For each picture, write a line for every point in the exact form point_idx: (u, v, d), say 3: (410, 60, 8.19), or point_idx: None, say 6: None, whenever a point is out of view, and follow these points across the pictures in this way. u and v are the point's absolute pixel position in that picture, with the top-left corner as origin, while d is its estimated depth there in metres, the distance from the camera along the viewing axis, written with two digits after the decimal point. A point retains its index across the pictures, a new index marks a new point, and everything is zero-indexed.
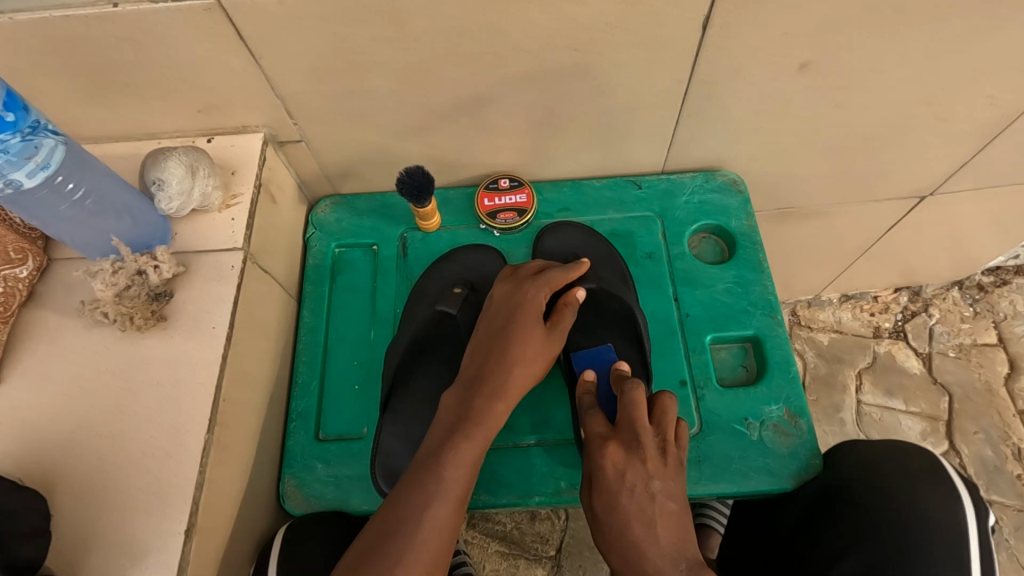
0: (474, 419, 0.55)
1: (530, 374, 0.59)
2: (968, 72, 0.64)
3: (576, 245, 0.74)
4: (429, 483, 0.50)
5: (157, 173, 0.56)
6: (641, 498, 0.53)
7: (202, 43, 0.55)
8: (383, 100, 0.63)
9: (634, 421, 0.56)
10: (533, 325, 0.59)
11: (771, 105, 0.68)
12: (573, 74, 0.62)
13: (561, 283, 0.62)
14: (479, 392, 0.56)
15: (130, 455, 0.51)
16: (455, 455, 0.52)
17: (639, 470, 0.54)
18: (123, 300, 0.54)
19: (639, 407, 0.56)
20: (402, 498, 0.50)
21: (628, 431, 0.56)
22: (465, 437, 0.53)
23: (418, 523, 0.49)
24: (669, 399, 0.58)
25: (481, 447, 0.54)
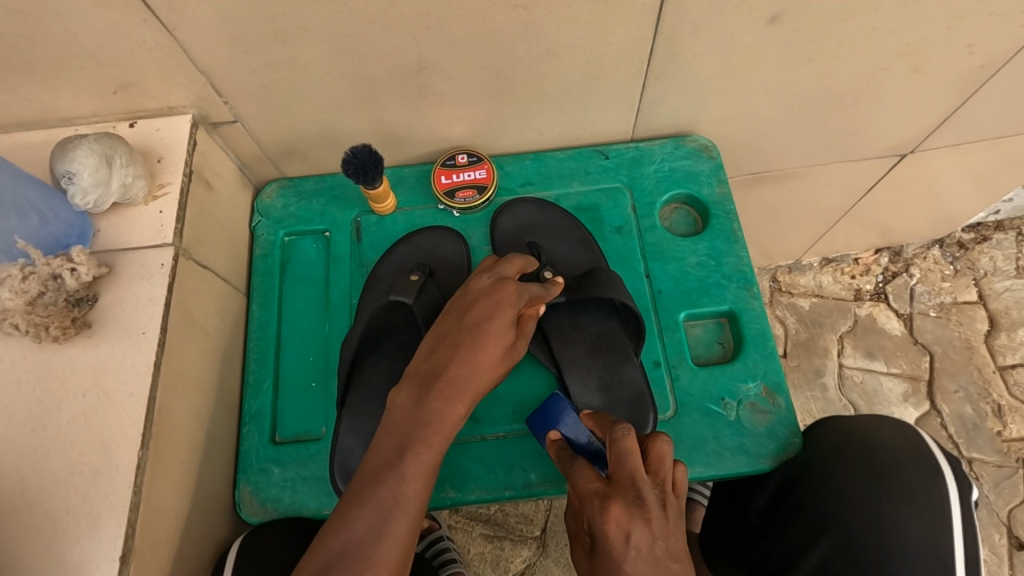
0: (432, 425, 0.50)
1: (497, 374, 0.54)
2: (948, 19, 0.60)
3: (529, 227, 0.71)
4: (385, 498, 0.47)
5: (66, 165, 0.51)
6: (645, 566, 0.42)
7: (101, 12, 0.49)
8: (318, 72, 0.58)
9: (636, 478, 0.45)
10: (507, 332, 0.54)
11: (741, 62, 0.63)
12: (523, 36, 0.56)
13: (538, 298, 0.59)
14: (441, 392, 0.51)
15: (59, 474, 0.47)
16: (414, 463, 0.49)
17: (644, 532, 0.43)
18: (35, 310, 0.49)
19: (632, 454, 0.47)
20: (354, 515, 0.46)
21: (627, 488, 0.45)
22: (423, 444, 0.50)
23: (375, 540, 0.46)
24: (664, 442, 0.49)
25: (439, 456, 0.51)
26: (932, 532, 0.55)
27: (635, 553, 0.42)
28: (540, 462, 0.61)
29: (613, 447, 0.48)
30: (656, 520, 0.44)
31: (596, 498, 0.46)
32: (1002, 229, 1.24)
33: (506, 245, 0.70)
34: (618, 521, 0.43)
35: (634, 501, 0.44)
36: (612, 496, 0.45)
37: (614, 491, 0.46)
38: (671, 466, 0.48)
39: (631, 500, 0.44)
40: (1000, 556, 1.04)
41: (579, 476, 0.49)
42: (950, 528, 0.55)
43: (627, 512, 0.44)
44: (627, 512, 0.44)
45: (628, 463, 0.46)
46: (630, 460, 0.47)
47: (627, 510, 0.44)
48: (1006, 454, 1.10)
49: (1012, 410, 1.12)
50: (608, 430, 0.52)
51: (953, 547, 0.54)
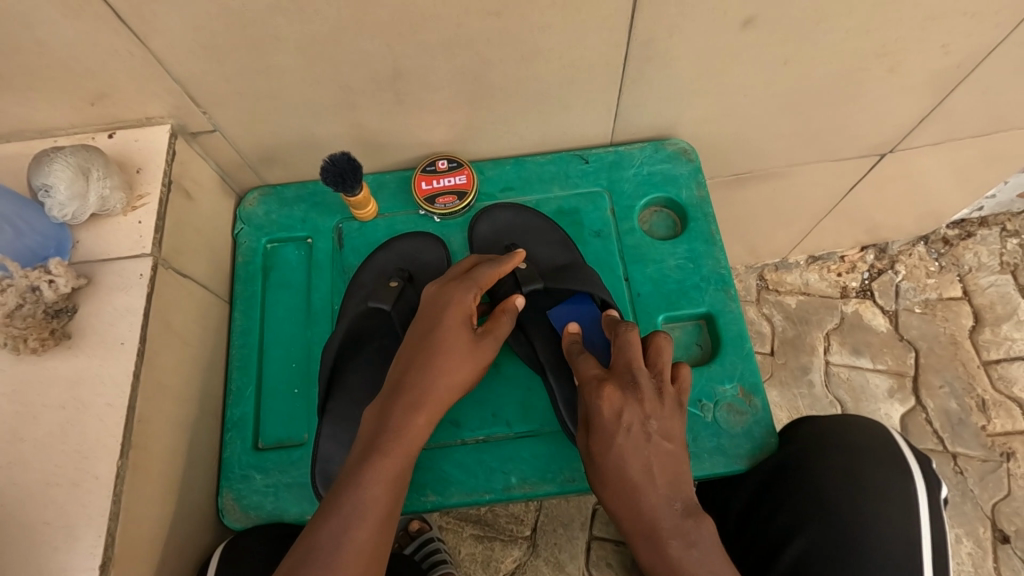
0: (393, 433, 0.52)
1: (461, 386, 0.56)
2: (920, 20, 0.61)
3: (509, 230, 0.72)
4: (345, 504, 0.49)
5: (43, 178, 0.51)
6: (637, 437, 0.54)
7: (74, 24, 0.49)
8: (295, 80, 0.58)
9: (633, 366, 0.55)
10: (458, 329, 0.56)
11: (715, 66, 0.64)
12: (498, 41, 0.57)
13: (489, 279, 0.59)
14: (409, 404, 0.53)
15: (38, 485, 0.48)
16: (375, 469, 0.50)
17: (635, 410, 0.54)
18: (14, 321, 0.49)
19: (633, 347, 0.56)
20: (318, 525, 0.48)
21: (624, 373, 0.55)
22: (384, 452, 0.51)
23: (338, 545, 0.47)
24: (664, 339, 0.58)
25: (406, 465, 0.52)
26: (903, 528, 0.56)
27: (626, 428, 0.54)
28: (520, 465, 0.62)
29: (620, 338, 0.57)
30: (649, 402, 0.54)
31: (596, 383, 0.56)
32: (986, 225, 1.25)
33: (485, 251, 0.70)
34: (610, 397, 0.54)
35: (627, 382, 0.55)
36: (606, 379, 0.56)
37: (612, 373, 0.56)
38: (668, 360, 0.57)
39: (625, 382, 0.55)
40: (985, 549, 1.05)
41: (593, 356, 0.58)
42: (918, 522, 0.56)
43: (622, 395, 0.54)
44: (620, 392, 0.54)
45: (629, 352, 0.56)
46: (630, 350, 0.56)
47: (620, 391, 0.55)
48: (990, 448, 1.11)
49: (996, 405, 1.13)
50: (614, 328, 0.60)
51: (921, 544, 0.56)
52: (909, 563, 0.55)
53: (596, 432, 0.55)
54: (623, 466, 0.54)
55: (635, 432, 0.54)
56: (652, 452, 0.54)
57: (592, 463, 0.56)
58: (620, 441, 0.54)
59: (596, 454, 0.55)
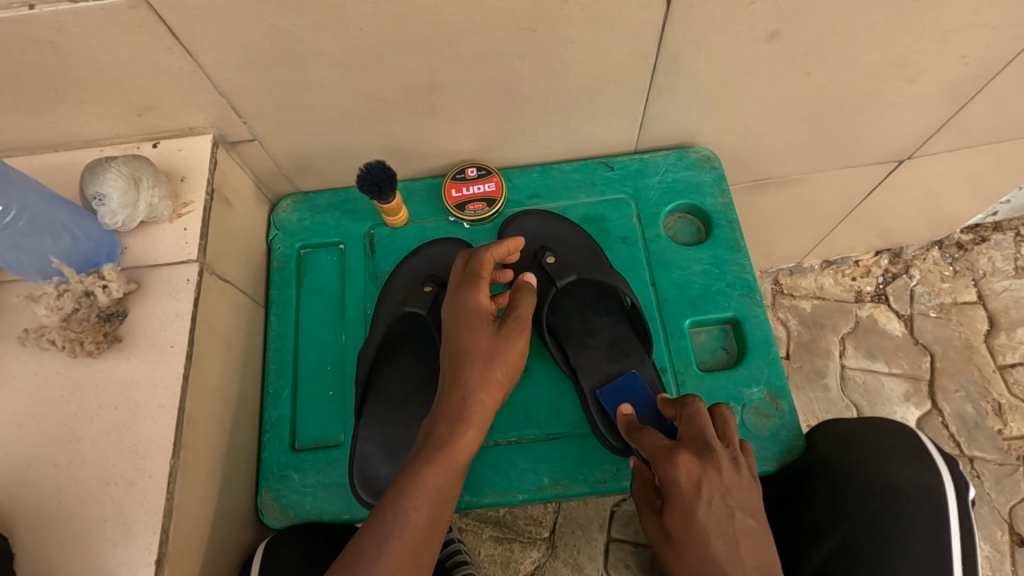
0: (438, 445, 0.54)
1: (503, 386, 0.58)
2: (944, 32, 0.62)
3: (538, 232, 0.73)
4: (388, 512, 0.50)
5: (97, 188, 0.53)
6: (720, 510, 0.53)
7: (129, 41, 0.51)
8: (335, 92, 0.60)
9: (706, 436, 0.55)
10: (477, 331, 0.58)
11: (740, 76, 0.65)
12: (531, 54, 0.58)
13: (489, 267, 0.60)
14: (453, 417, 0.55)
15: (93, 485, 0.49)
16: (420, 483, 0.52)
17: (713, 482, 0.53)
18: (71, 325, 0.51)
19: (701, 417, 0.56)
20: (358, 539, 0.50)
21: (696, 443, 0.55)
22: (425, 464, 0.53)
23: (378, 556, 0.48)
24: (728, 411, 0.58)
25: (452, 475, 0.53)
26: (932, 527, 0.57)
27: (706, 501, 0.53)
28: (551, 466, 0.64)
29: (687, 413, 0.57)
30: (726, 470, 0.54)
31: (667, 453, 0.55)
32: (1000, 230, 1.26)
33: None
34: (688, 467, 0.53)
35: (705, 459, 0.54)
36: (679, 447, 0.55)
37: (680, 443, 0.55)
38: (735, 432, 0.57)
39: (698, 452, 0.54)
40: (1002, 552, 1.05)
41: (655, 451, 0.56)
42: (946, 519, 0.57)
43: (699, 465, 0.54)
44: (698, 464, 0.54)
45: (700, 423, 0.56)
46: (700, 423, 0.56)
47: (699, 466, 0.54)
48: (1007, 452, 1.11)
49: (1012, 409, 1.14)
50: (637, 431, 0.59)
51: (949, 544, 0.57)
52: (939, 561, 0.57)
53: (686, 517, 0.53)
54: (712, 543, 0.53)
55: (728, 535, 0.53)
56: (733, 525, 0.53)
57: (671, 556, 0.56)
58: (702, 515, 0.53)
59: (681, 537, 0.54)
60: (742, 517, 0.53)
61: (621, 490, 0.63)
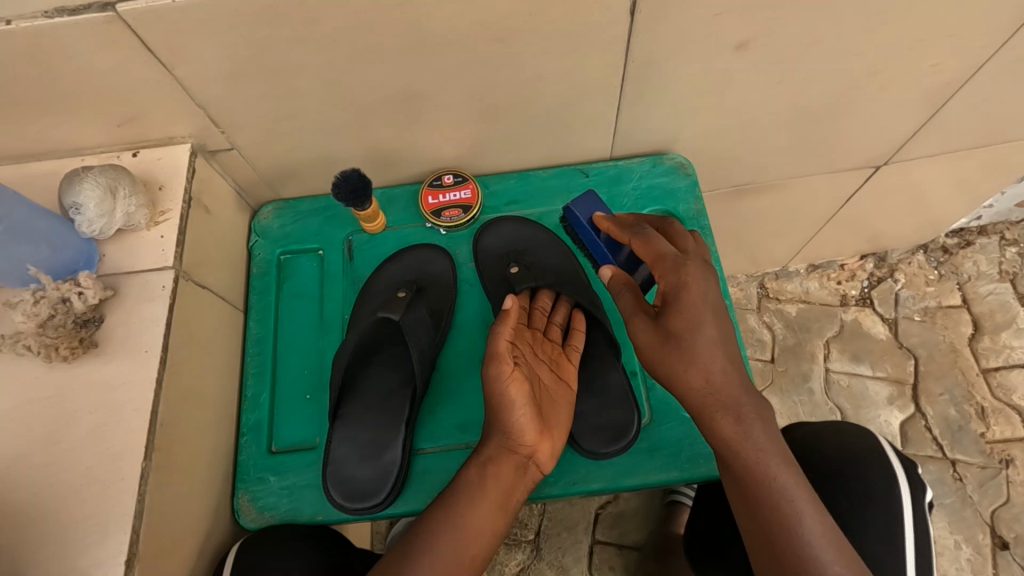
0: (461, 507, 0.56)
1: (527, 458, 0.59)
2: (909, 41, 0.63)
3: (510, 243, 0.75)
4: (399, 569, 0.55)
5: (73, 198, 0.55)
6: (707, 338, 0.55)
7: (106, 55, 0.52)
8: (310, 102, 0.61)
9: (666, 253, 0.58)
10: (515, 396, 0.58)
11: (710, 85, 0.66)
12: (502, 65, 0.60)
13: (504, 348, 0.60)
14: (479, 476, 0.58)
15: (68, 487, 0.51)
16: (439, 541, 0.55)
17: (688, 290, 0.56)
18: (46, 331, 0.53)
19: (658, 240, 0.59)
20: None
21: (668, 274, 0.57)
22: (444, 525, 0.56)
23: None
24: (678, 225, 0.62)
25: (473, 536, 0.56)
26: (886, 530, 0.58)
27: (684, 343, 0.55)
28: None
29: (673, 230, 0.62)
30: (685, 284, 0.56)
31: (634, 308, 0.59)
32: (986, 234, 1.27)
33: (490, 262, 0.74)
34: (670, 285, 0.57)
35: (705, 264, 0.57)
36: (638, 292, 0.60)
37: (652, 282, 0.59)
38: (685, 237, 0.60)
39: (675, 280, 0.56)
40: (984, 555, 1.06)
41: (652, 239, 0.59)
42: (902, 523, 0.58)
43: (676, 277, 0.56)
44: (638, 313, 0.59)
45: (659, 244, 0.59)
46: (659, 241, 0.59)
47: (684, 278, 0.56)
48: (989, 455, 1.12)
49: (995, 412, 1.15)
50: (631, 231, 0.62)
51: (903, 550, 0.58)
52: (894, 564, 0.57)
53: (682, 305, 0.56)
54: (707, 364, 0.55)
55: (741, 419, 0.55)
56: (727, 332, 0.57)
57: (663, 360, 0.57)
58: (706, 316, 0.55)
59: (686, 331, 0.55)
60: (722, 334, 0.56)
61: (592, 493, 0.64)
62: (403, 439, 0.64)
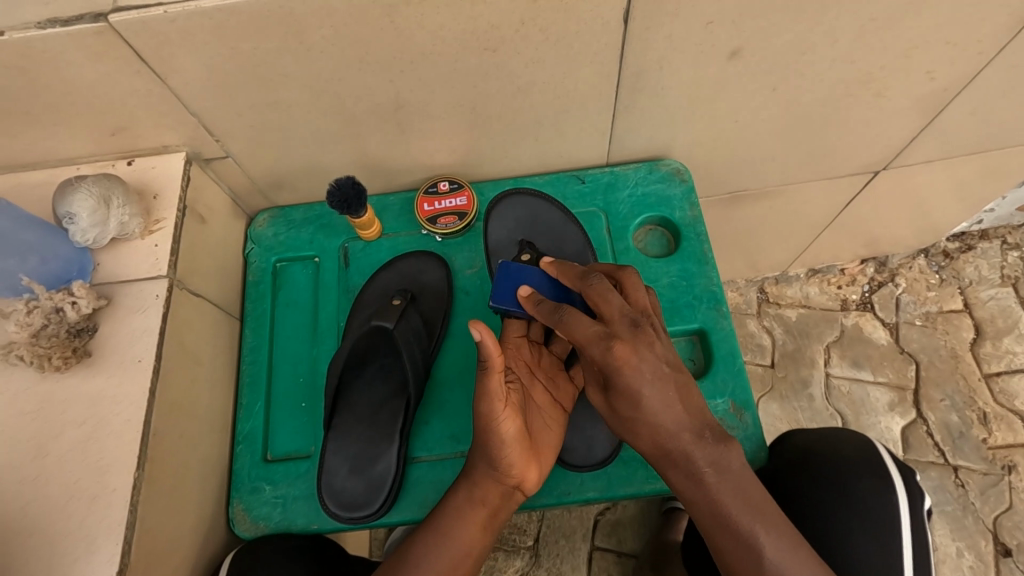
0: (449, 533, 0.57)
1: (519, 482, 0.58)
2: (903, 48, 0.63)
3: (514, 231, 0.73)
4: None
5: (67, 207, 0.55)
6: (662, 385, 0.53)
7: (98, 65, 0.53)
8: (304, 111, 0.61)
9: (623, 310, 0.53)
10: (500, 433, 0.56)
11: (704, 92, 0.66)
12: (495, 73, 0.60)
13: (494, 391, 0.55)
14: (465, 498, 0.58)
15: (59, 498, 0.51)
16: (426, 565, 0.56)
17: (648, 356, 0.52)
18: (39, 340, 0.52)
19: (609, 296, 0.54)
20: None
21: (594, 344, 0.52)
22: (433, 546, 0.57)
23: None
24: (634, 274, 0.57)
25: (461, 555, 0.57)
26: (880, 538, 0.57)
27: (650, 413, 0.53)
28: None
29: (596, 292, 0.54)
30: (644, 348, 0.52)
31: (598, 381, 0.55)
32: (987, 238, 1.26)
33: (503, 241, 0.73)
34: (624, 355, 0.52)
35: (634, 331, 0.53)
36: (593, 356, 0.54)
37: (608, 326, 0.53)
38: (642, 292, 0.56)
39: (631, 339, 0.52)
40: (986, 563, 1.05)
41: (570, 325, 0.53)
42: (897, 531, 0.57)
43: (631, 344, 0.52)
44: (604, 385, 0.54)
45: (613, 301, 0.54)
46: (613, 299, 0.54)
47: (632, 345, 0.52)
48: (992, 462, 1.11)
49: (997, 418, 1.14)
50: (581, 281, 0.57)
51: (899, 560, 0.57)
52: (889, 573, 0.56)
53: (620, 390, 0.53)
54: (656, 422, 0.53)
55: (692, 469, 0.53)
56: (669, 378, 0.53)
57: (615, 425, 0.57)
58: (647, 390, 0.52)
59: (629, 409, 0.54)
60: (673, 388, 0.53)
61: (587, 502, 0.64)
62: (396, 449, 0.64)
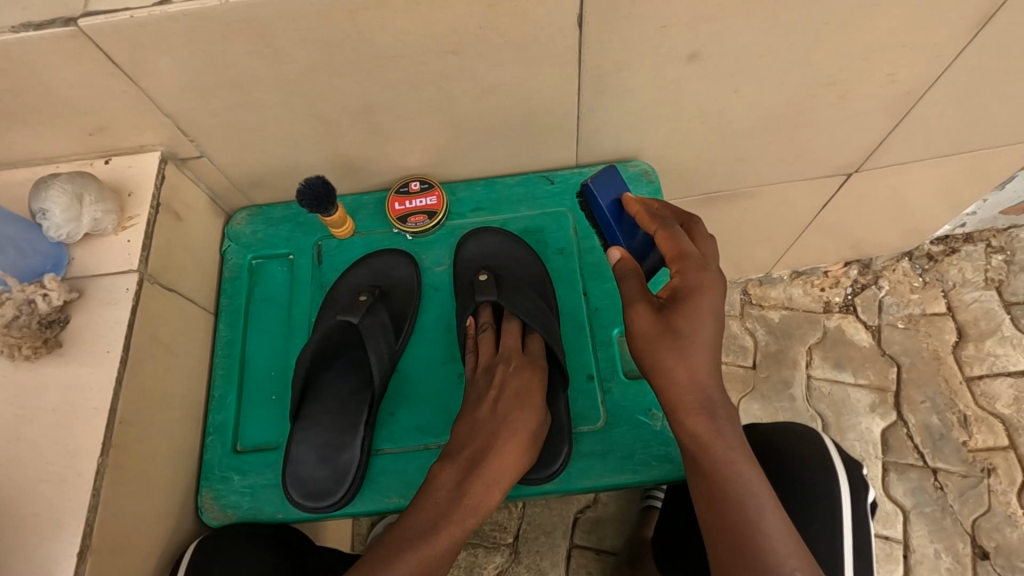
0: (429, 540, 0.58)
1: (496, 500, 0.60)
2: (861, 51, 0.64)
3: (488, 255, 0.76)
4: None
5: (40, 204, 0.57)
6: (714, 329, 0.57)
7: (71, 68, 0.55)
8: (273, 112, 0.63)
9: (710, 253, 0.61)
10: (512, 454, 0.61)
11: (667, 94, 0.67)
12: (457, 75, 0.61)
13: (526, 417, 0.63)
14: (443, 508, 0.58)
15: (27, 482, 0.53)
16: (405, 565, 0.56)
17: (719, 297, 0.58)
18: (11, 331, 0.54)
19: (708, 239, 0.61)
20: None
21: (688, 266, 0.58)
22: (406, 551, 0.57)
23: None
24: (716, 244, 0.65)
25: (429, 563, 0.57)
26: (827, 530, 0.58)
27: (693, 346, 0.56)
28: None
29: (698, 229, 0.62)
30: (718, 291, 0.58)
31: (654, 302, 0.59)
32: (971, 241, 1.26)
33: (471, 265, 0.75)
34: (706, 283, 0.57)
35: (719, 275, 0.59)
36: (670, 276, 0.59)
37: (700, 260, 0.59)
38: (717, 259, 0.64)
39: (718, 277, 0.58)
40: (963, 565, 1.05)
41: (678, 235, 0.60)
42: (842, 524, 0.59)
43: (716, 278, 0.58)
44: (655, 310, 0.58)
45: (709, 245, 0.61)
46: (711, 242, 0.61)
47: (716, 282, 0.58)
48: (971, 464, 1.11)
49: (977, 420, 1.14)
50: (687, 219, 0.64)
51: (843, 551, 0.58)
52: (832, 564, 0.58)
53: (687, 307, 0.57)
54: (696, 359, 0.56)
55: (713, 419, 0.56)
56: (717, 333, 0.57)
57: (654, 348, 0.57)
58: (709, 321, 0.57)
59: (687, 331, 0.56)
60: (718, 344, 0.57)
61: (546, 494, 0.65)
62: (362, 440, 0.66)
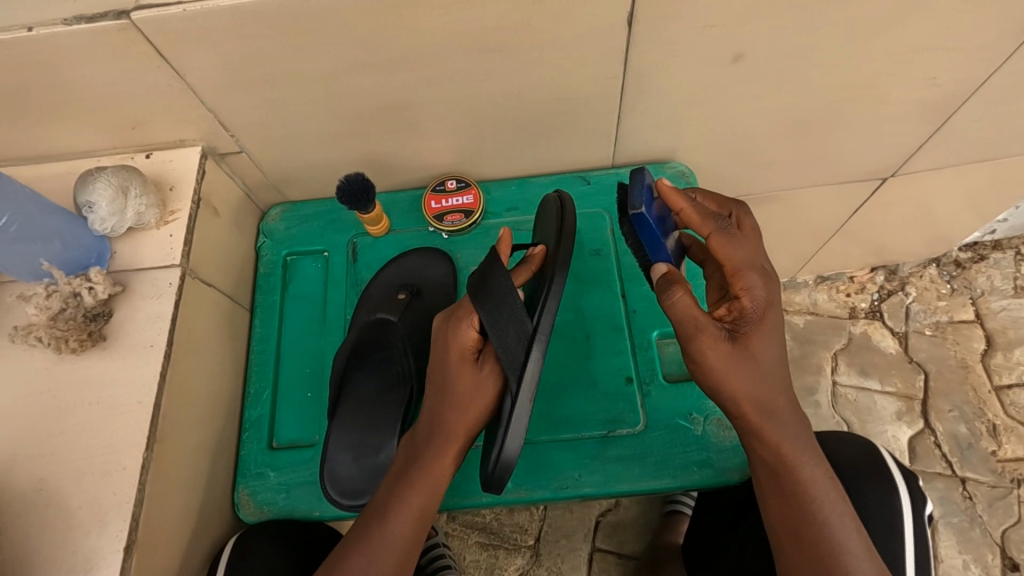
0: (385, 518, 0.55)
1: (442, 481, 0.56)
2: (908, 53, 0.63)
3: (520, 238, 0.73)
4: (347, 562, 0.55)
5: (86, 197, 0.57)
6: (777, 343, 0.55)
7: (119, 62, 0.55)
8: (314, 108, 0.63)
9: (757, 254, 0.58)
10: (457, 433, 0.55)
11: (709, 95, 0.66)
12: (500, 73, 0.61)
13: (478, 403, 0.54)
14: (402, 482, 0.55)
15: (70, 475, 0.53)
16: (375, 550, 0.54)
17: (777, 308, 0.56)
18: (57, 324, 0.55)
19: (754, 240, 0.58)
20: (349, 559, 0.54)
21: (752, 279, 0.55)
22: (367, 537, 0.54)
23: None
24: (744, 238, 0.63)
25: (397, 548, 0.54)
26: (884, 538, 0.59)
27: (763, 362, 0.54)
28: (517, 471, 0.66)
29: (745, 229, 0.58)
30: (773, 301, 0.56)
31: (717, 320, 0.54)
32: (1000, 249, 1.25)
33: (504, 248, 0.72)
34: (769, 296, 0.55)
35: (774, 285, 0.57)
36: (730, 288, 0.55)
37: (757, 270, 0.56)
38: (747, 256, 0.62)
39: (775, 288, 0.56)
40: None
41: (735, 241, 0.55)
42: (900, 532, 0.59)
43: (774, 289, 0.56)
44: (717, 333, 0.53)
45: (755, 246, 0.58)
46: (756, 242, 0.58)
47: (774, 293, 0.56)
48: (1000, 474, 1.09)
49: (1007, 430, 1.12)
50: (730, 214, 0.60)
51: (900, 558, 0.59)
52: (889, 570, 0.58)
53: (759, 326, 0.54)
54: (769, 373, 0.54)
55: (767, 423, 0.55)
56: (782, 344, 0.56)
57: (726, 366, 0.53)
58: (775, 337, 0.55)
59: (761, 352, 0.54)
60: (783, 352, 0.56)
61: (583, 496, 0.65)
62: None
